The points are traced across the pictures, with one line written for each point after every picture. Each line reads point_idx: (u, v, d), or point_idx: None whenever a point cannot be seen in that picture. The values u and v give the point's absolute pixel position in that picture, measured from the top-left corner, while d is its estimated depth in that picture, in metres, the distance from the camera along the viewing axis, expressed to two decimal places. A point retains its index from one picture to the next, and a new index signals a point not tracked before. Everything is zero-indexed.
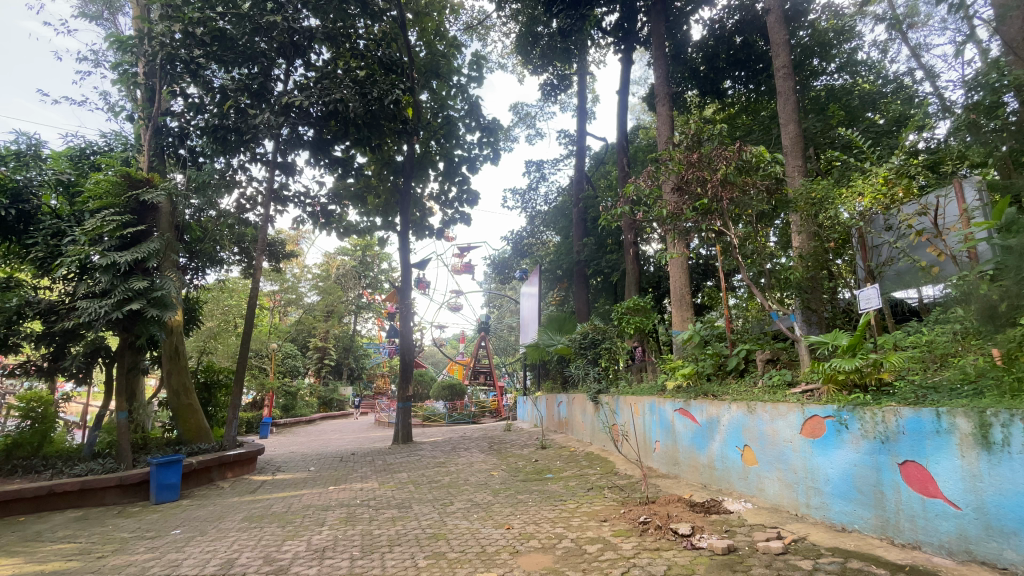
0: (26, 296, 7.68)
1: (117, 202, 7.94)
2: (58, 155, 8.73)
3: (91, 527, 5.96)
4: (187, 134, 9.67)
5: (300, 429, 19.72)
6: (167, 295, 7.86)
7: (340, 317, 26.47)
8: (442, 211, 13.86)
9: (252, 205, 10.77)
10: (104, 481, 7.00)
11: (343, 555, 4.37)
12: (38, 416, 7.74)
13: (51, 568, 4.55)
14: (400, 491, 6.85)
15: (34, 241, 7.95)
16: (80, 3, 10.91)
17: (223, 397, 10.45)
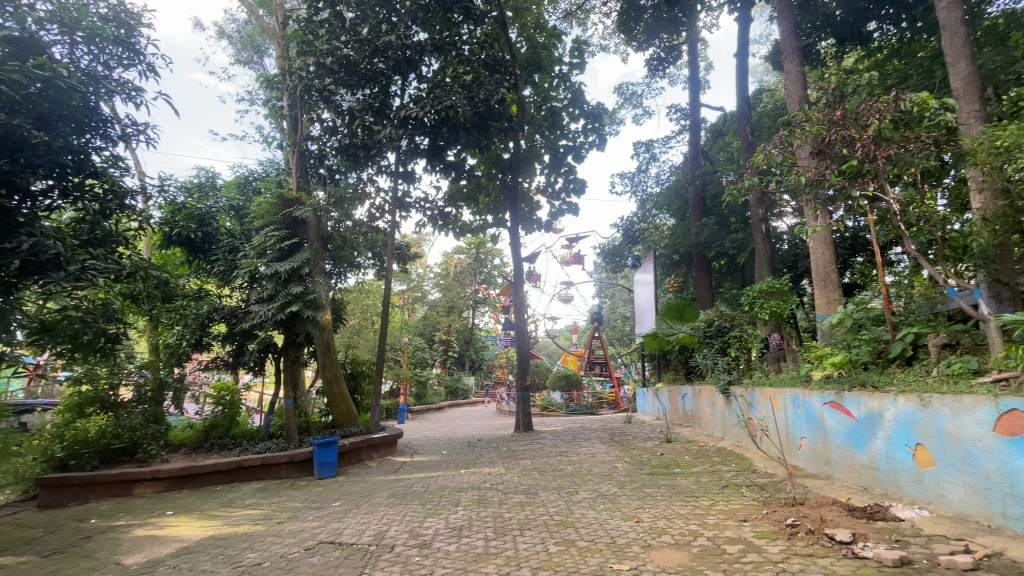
0: (214, 304, 9.32)
1: (275, 220, 9.26)
2: (229, 184, 10.41)
3: (271, 496, 7.06)
4: (325, 155, 10.88)
5: (432, 416, 21.37)
6: (318, 296, 8.97)
7: (460, 311, 28.10)
8: (550, 204, 13.89)
9: (381, 213, 11.80)
10: (278, 458, 8.27)
11: (478, 535, 4.64)
12: (227, 402, 9.23)
13: (244, 531, 5.47)
14: (526, 478, 7.06)
15: (216, 257, 9.70)
16: (236, 51, 12.93)
17: (367, 386, 11.65)
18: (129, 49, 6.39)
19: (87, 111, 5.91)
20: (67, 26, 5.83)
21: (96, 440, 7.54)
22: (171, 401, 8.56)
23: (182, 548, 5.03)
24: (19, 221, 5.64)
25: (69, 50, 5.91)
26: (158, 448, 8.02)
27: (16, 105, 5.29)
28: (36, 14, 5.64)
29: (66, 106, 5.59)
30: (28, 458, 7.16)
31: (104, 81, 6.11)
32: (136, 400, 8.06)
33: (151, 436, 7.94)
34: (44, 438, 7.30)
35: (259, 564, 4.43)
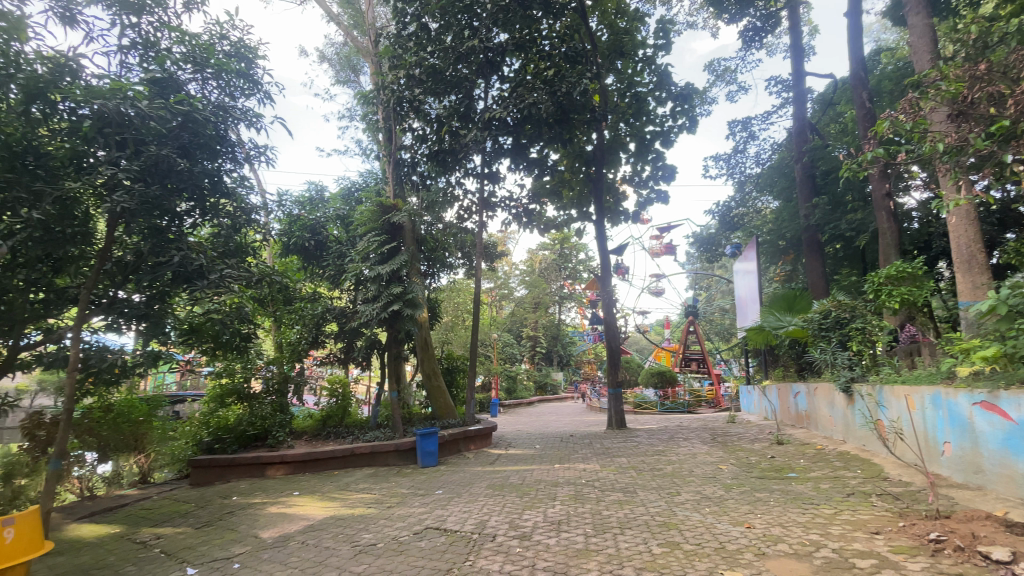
0: (327, 305, 10.27)
1: (376, 226, 9.94)
2: (335, 196, 11.37)
3: (381, 482, 7.61)
4: (417, 162, 11.49)
5: (523, 410, 21.75)
6: (416, 295, 9.50)
7: (546, 307, 28.28)
8: (637, 193, 13.44)
9: (469, 214, 12.19)
10: (386, 447, 8.89)
11: (578, 531, 4.63)
12: (340, 394, 10.09)
13: (360, 513, 5.96)
14: (623, 476, 6.91)
15: (328, 263, 10.70)
16: (336, 72, 14.06)
17: (462, 380, 12.13)
18: (249, 80, 7.20)
19: (218, 137, 6.74)
20: (198, 65, 6.71)
21: (235, 426, 8.63)
22: (294, 393, 9.56)
23: (308, 525, 5.60)
24: (171, 237, 6.68)
25: (201, 86, 6.79)
26: (284, 435, 9.00)
27: (163, 137, 6.24)
28: (174, 57, 6.54)
29: (203, 134, 6.46)
30: (180, 441, 8.41)
31: (231, 110, 6.95)
32: (265, 392, 9.11)
33: (279, 424, 8.94)
34: (195, 424, 8.56)
35: (374, 544, 4.80)
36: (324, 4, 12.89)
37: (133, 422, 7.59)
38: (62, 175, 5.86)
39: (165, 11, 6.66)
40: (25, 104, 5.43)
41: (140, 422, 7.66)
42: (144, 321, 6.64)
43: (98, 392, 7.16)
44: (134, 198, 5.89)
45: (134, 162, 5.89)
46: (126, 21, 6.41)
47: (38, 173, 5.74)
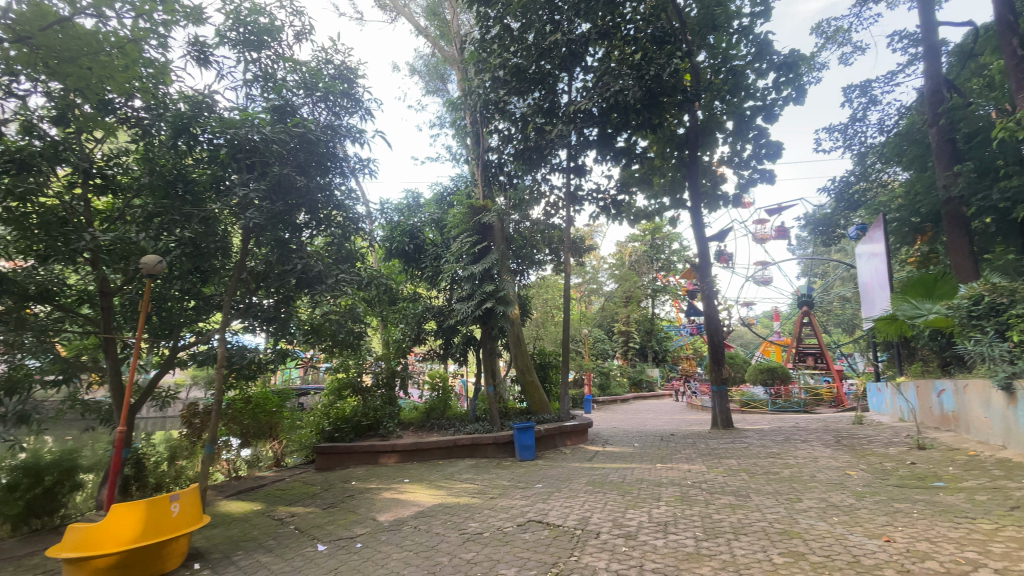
0: (427, 304, 10.81)
1: (467, 228, 10.31)
2: (429, 201, 11.95)
3: (482, 474, 7.89)
4: (504, 162, 11.73)
5: (618, 407, 21.30)
6: (508, 293, 9.64)
7: (639, 301, 27.39)
8: (737, 175, 12.49)
9: (556, 210, 12.15)
10: (485, 439, 9.17)
11: (687, 534, 4.43)
12: (441, 388, 10.76)
13: (465, 502, 6.22)
14: (733, 478, 6.49)
15: (426, 265, 11.27)
16: (426, 84, 14.75)
17: (555, 375, 12.16)
18: (352, 99, 7.80)
19: (329, 154, 7.39)
20: (309, 90, 7.42)
21: (351, 416, 9.38)
22: (400, 386, 10.24)
23: (419, 511, 5.96)
24: (293, 248, 7.34)
25: (312, 108, 7.49)
26: (393, 425, 9.67)
27: (284, 158, 6.97)
28: (289, 85, 7.28)
29: (316, 153, 7.14)
30: (307, 430, 9.35)
31: (338, 128, 7.58)
32: (375, 385, 9.84)
33: (388, 414, 9.73)
34: (317, 415, 9.41)
35: (481, 533, 4.98)
36: (413, 19, 13.58)
37: (268, 412, 8.52)
38: (205, 197, 6.74)
39: (280, 44, 7.43)
40: (174, 139, 6.55)
41: (273, 412, 8.62)
42: (273, 323, 7.50)
43: (239, 385, 8.14)
44: (263, 214, 6.59)
45: (263, 182, 6.68)
46: (249, 57, 7.25)
47: (186, 197, 6.65)
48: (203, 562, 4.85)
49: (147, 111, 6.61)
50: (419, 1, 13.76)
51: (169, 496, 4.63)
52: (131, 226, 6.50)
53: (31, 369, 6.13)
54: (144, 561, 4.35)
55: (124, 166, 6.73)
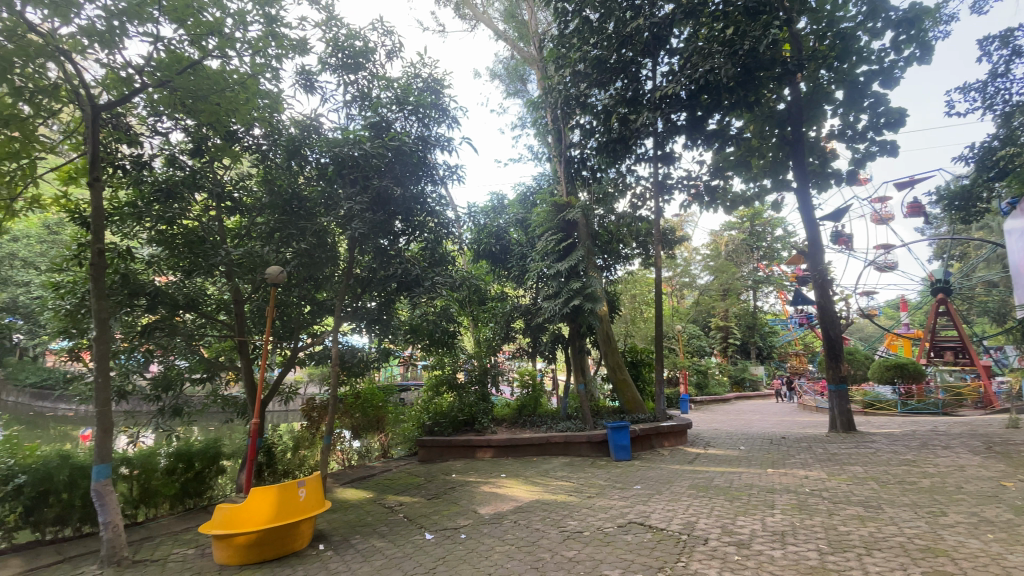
0: (514, 303, 11.01)
1: (552, 226, 10.34)
2: (513, 202, 12.13)
3: (577, 472, 7.85)
4: (587, 157, 11.60)
5: (719, 407, 20.15)
6: (595, 289, 9.49)
7: (737, 294, 25.60)
8: (851, 149, 11.21)
9: (643, 201, 11.73)
10: (579, 438, 9.07)
11: (808, 545, 4.07)
12: (531, 385, 10.93)
13: (562, 500, 6.24)
14: (859, 487, 5.84)
15: (512, 265, 11.47)
16: (506, 86, 14.97)
17: (649, 373, 11.80)
18: (440, 109, 8.13)
19: (421, 163, 7.79)
20: (401, 104, 7.86)
21: (448, 412, 9.88)
22: (492, 383, 10.52)
23: (518, 506, 6.09)
24: (392, 254, 7.79)
25: (404, 122, 7.93)
26: (488, 421, 9.97)
27: (382, 171, 7.46)
28: (383, 102, 7.77)
29: (410, 163, 7.57)
30: (409, 424, 9.96)
31: (429, 138, 7.96)
32: (469, 382, 10.21)
33: (482, 411, 10.04)
34: (417, 410, 10.04)
35: (582, 532, 4.97)
36: (492, 24, 13.85)
37: (375, 406, 9.22)
38: (315, 212, 7.40)
39: (374, 64, 7.95)
40: (288, 160, 7.40)
41: (379, 406, 9.29)
42: (377, 325, 8.07)
43: (349, 382, 8.85)
44: (366, 223, 7.15)
45: (366, 195, 7.23)
46: (348, 80, 7.84)
47: (300, 213, 7.35)
48: (327, 543, 5.34)
49: (265, 138, 7.40)
50: (497, 6, 13.97)
51: (297, 482, 5.11)
52: (255, 240, 7.20)
53: (182, 368, 7.18)
54: (279, 539, 4.93)
55: (246, 189, 7.48)
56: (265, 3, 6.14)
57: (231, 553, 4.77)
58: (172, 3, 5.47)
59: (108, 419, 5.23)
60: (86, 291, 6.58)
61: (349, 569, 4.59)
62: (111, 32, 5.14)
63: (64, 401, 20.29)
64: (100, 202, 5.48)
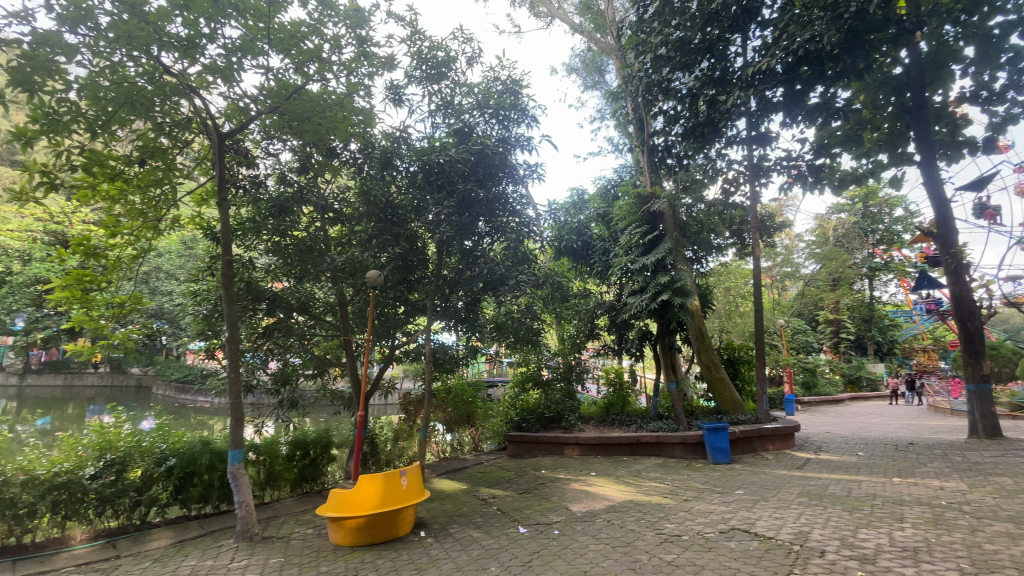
0: (599, 299, 10.86)
1: (636, 218, 10.05)
2: (594, 196, 11.96)
3: (671, 474, 7.56)
4: (672, 144, 11.17)
5: (830, 408, 18.35)
6: (685, 283, 9.06)
7: (849, 284, 23.10)
8: (989, 112, 9.64)
9: (736, 186, 10.99)
10: (672, 438, 8.70)
11: (947, 565, 3.59)
12: (617, 383, 10.78)
13: (656, 501, 6.05)
14: (1011, 502, 5.04)
15: (595, 261, 11.28)
16: (584, 79, 14.80)
17: (748, 372, 11.07)
18: (519, 109, 8.22)
19: (502, 164, 7.95)
20: (482, 108, 8.07)
21: (535, 408, 10.02)
22: (578, 381, 10.48)
23: (610, 505, 6.00)
24: (477, 255, 8.00)
25: (486, 125, 8.12)
26: (575, 419, 9.96)
27: (466, 175, 7.69)
28: (466, 108, 8.03)
29: (492, 165, 7.74)
30: (497, 419, 10.20)
31: (510, 139, 8.09)
32: (555, 379, 10.24)
33: (569, 409, 10.05)
34: (505, 405, 10.26)
35: (679, 536, 4.79)
36: (568, 19, 13.75)
37: (465, 401, 9.61)
38: (406, 218, 7.85)
39: (456, 72, 8.22)
40: (381, 171, 7.91)
41: (469, 401, 9.66)
42: (464, 324, 8.35)
43: (442, 378, 9.23)
44: (453, 227, 7.45)
45: (452, 200, 7.51)
46: (432, 90, 8.19)
47: (393, 219, 7.83)
48: (427, 530, 5.64)
49: (361, 152, 7.96)
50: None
51: (399, 472, 5.44)
52: (355, 247, 7.76)
53: (296, 363, 7.98)
54: (384, 524, 5.30)
55: (345, 201, 8.06)
56: (356, 25, 6.58)
57: (344, 535, 5.21)
58: (279, 35, 6.05)
59: (239, 410, 5.95)
60: (218, 298, 7.49)
61: (448, 556, 4.81)
62: (231, 67, 5.81)
63: (203, 395, 23.28)
64: (226, 219, 6.23)
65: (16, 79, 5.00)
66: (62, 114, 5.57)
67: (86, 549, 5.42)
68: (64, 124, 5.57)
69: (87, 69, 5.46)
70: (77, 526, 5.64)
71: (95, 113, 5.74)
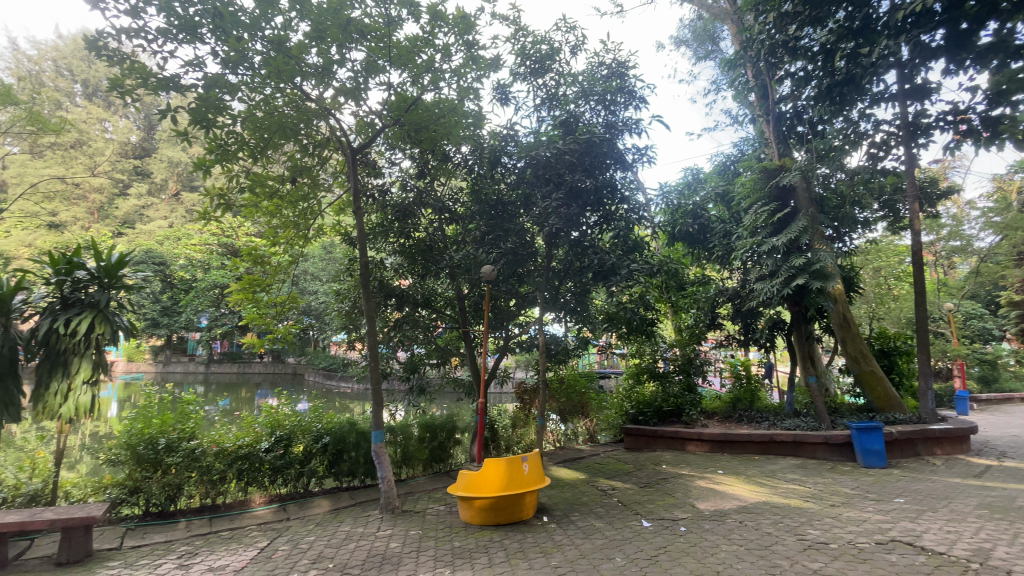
0: (720, 286, 10.15)
1: (763, 195, 9.20)
2: (712, 175, 11.17)
3: (813, 476, 6.85)
4: (802, 110, 10.03)
5: (1020, 408, 15.19)
6: (825, 265, 8.11)
7: None
8: None
9: (886, 150, 9.51)
10: (812, 437, 7.86)
11: None
12: (744, 377, 9.93)
13: (796, 504, 5.55)
14: None
15: (714, 244, 10.51)
16: (695, 50, 13.85)
17: (907, 364, 9.59)
18: (627, 92, 7.96)
19: (610, 151, 7.76)
20: (588, 96, 7.96)
21: (652, 401, 9.71)
22: (699, 373, 9.93)
23: (742, 506, 5.63)
24: (587, 245, 7.91)
25: (592, 112, 7.99)
26: (697, 413, 9.48)
27: (575, 166, 7.64)
28: (571, 99, 7.99)
29: (600, 153, 7.60)
30: (611, 411, 10.06)
31: (617, 125, 7.88)
32: (673, 371, 9.83)
33: (690, 403, 9.59)
34: (620, 397, 10.09)
35: (827, 543, 4.34)
36: None
37: (579, 392, 9.63)
38: (516, 213, 8.08)
39: (560, 62, 8.19)
40: (492, 169, 8.20)
41: (583, 392, 9.66)
42: (576, 316, 8.36)
43: (555, 368, 9.37)
44: (561, 219, 7.48)
45: (561, 192, 7.51)
46: (536, 85, 8.26)
47: (505, 215, 8.11)
48: (550, 516, 5.79)
49: (472, 154, 8.32)
50: None
51: (521, 457, 5.64)
52: (470, 244, 8.11)
53: (422, 354, 8.64)
54: (509, 506, 5.54)
55: (459, 201, 8.48)
56: (464, 31, 6.86)
57: (474, 514, 5.56)
58: (398, 52, 6.53)
59: (379, 395, 6.60)
60: (356, 295, 8.38)
61: (572, 543, 4.89)
62: (358, 87, 6.42)
63: (344, 381, 26.23)
64: (361, 225, 6.93)
65: (196, 119, 6.02)
66: (231, 144, 6.59)
67: (263, 511, 6.46)
68: (232, 152, 6.60)
69: (246, 103, 6.36)
70: (256, 491, 6.72)
71: (254, 141, 6.70)
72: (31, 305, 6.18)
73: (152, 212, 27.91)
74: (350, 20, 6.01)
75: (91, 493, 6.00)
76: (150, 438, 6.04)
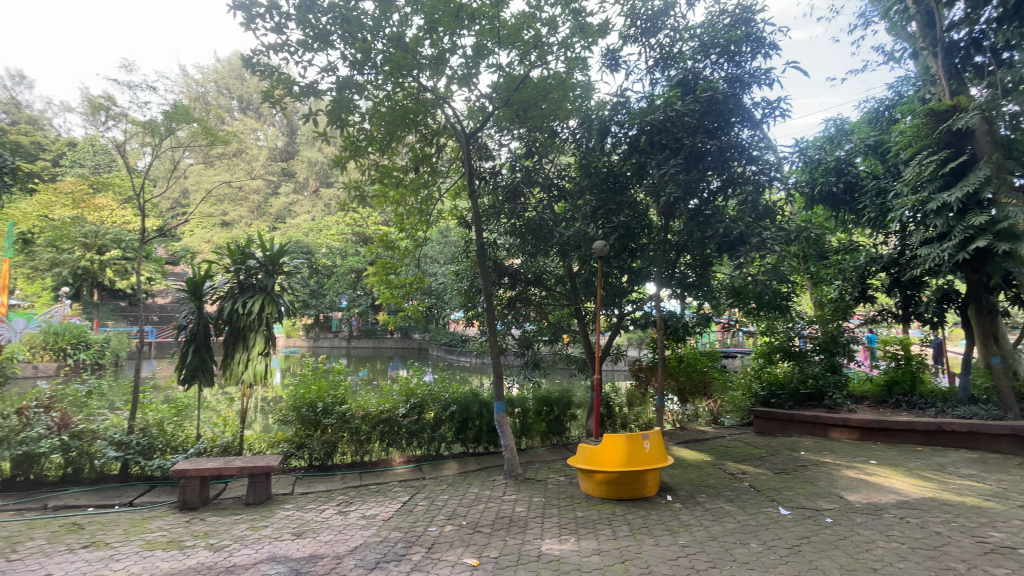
0: (870, 253, 8.84)
1: (930, 143, 7.74)
2: (860, 125, 9.66)
3: (997, 472, 5.79)
4: (985, 33, 8.19)
5: None
6: (1017, 223, 6.65)
7: None
8: None
9: None
10: (996, 428, 6.61)
11: None
12: (904, 357, 8.64)
13: (974, 503, 4.75)
14: None
15: (864, 205, 9.16)
16: None
17: None
18: (755, 39, 7.18)
19: (736, 107, 7.08)
20: (708, 50, 7.33)
21: (786, 382, 8.94)
22: (845, 354, 9.06)
23: (902, 500, 4.96)
24: (708, 214, 7.38)
25: (713, 68, 7.37)
26: (842, 397, 8.53)
27: (696, 127, 7.12)
28: (689, 55, 7.42)
29: (725, 111, 7.00)
30: (738, 392, 9.40)
31: (743, 77, 7.14)
32: (812, 351, 9.03)
33: (833, 385, 8.66)
34: (748, 377, 9.43)
35: (1018, 550, 3.67)
36: None
37: (701, 371, 9.14)
38: (628, 185, 7.91)
39: (675, 16, 7.61)
40: (602, 141, 7.98)
41: (705, 371, 9.16)
42: (695, 291, 7.96)
43: (672, 345, 9.02)
44: (679, 186, 7.02)
45: (681, 157, 7.05)
46: (649, 45, 7.79)
47: (617, 189, 7.92)
48: (674, 495, 5.65)
49: (580, 127, 8.16)
50: None
51: (641, 434, 5.53)
52: (580, 221, 8.00)
53: (533, 331, 8.93)
54: (631, 482, 5.51)
55: (570, 177, 8.39)
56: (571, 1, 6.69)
57: (595, 486, 5.64)
58: (506, 32, 6.58)
59: (499, 369, 6.91)
60: (473, 275, 8.79)
61: (701, 524, 4.73)
62: (469, 72, 6.61)
63: (464, 357, 27.78)
64: (475, 207, 7.20)
65: (332, 120, 6.68)
66: (363, 140, 7.21)
67: (402, 470, 7.19)
68: (363, 148, 7.22)
69: (371, 100, 6.90)
70: (396, 452, 7.49)
71: (381, 135, 7.28)
72: (216, 290, 7.44)
73: (298, 207, 31.80)
74: (460, 6, 6.19)
75: (268, 447, 7.14)
76: (311, 402, 7.01)
